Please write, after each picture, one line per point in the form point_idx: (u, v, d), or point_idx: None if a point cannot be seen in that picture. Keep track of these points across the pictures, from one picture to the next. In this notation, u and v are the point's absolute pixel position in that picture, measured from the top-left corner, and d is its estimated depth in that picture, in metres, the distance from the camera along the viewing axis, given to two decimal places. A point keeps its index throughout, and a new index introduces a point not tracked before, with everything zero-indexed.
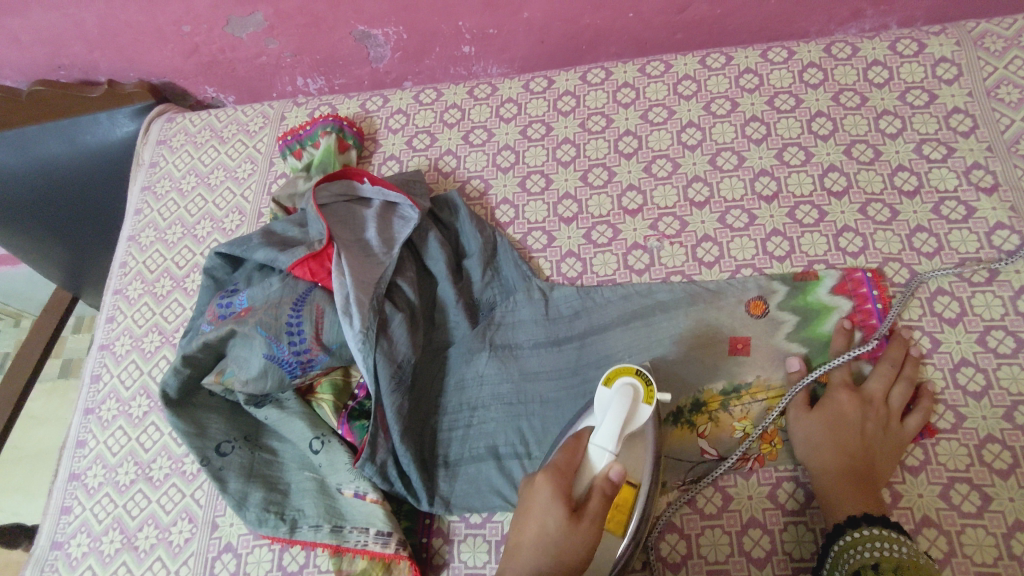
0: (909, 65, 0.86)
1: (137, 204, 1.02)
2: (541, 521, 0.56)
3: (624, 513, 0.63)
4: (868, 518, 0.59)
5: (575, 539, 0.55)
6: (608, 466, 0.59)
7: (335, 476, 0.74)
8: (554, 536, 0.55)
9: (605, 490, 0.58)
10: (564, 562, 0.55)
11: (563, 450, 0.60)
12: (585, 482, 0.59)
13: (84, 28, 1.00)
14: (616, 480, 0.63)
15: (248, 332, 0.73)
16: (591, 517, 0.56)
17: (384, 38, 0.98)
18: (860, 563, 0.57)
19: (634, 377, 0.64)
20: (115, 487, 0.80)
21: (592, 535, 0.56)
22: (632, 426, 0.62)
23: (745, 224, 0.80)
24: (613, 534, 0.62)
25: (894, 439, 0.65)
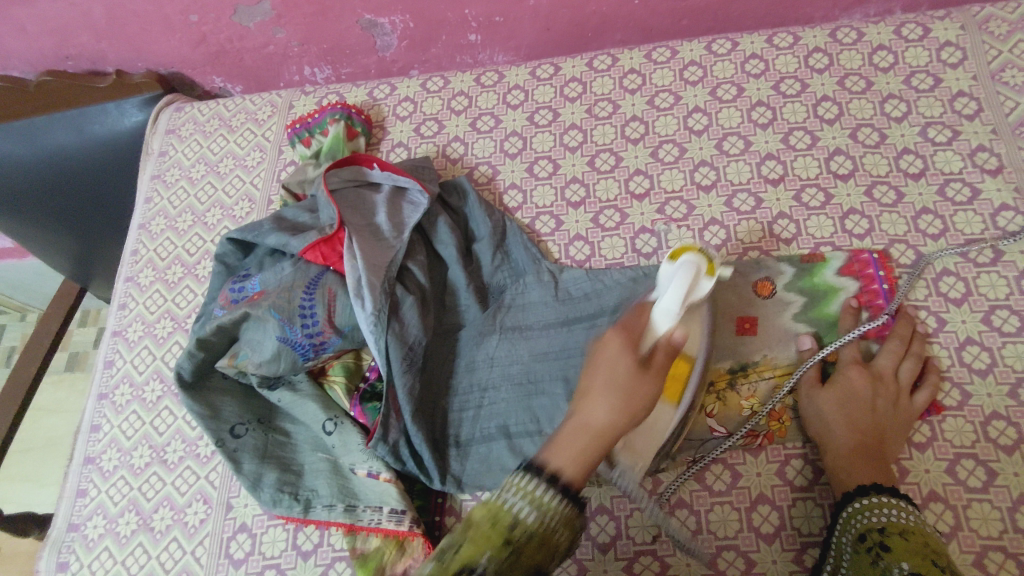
0: (914, 49, 0.87)
1: (147, 193, 1.03)
2: (610, 367, 0.58)
3: (680, 381, 0.67)
4: (877, 488, 0.60)
5: (642, 390, 0.57)
6: (670, 328, 0.62)
7: (348, 457, 0.75)
8: (624, 380, 0.57)
9: (671, 349, 0.59)
10: (634, 402, 0.57)
11: (603, 369, 0.59)
12: (650, 344, 0.62)
13: (92, 18, 1.01)
14: (649, 428, 0.67)
15: (261, 315, 0.74)
16: (658, 367, 0.59)
17: (391, 27, 0.99)
18: (866, 528, 0.58)
19: (697, 255, 0.64)
20: (130, 470, 0.81)
21: (658, 386, 0.58)
22: (694, 296, 0.64)
23: (752, 207, 0.81)
24: (669, 403, 0.67)
25: (904, 415, 0.66)
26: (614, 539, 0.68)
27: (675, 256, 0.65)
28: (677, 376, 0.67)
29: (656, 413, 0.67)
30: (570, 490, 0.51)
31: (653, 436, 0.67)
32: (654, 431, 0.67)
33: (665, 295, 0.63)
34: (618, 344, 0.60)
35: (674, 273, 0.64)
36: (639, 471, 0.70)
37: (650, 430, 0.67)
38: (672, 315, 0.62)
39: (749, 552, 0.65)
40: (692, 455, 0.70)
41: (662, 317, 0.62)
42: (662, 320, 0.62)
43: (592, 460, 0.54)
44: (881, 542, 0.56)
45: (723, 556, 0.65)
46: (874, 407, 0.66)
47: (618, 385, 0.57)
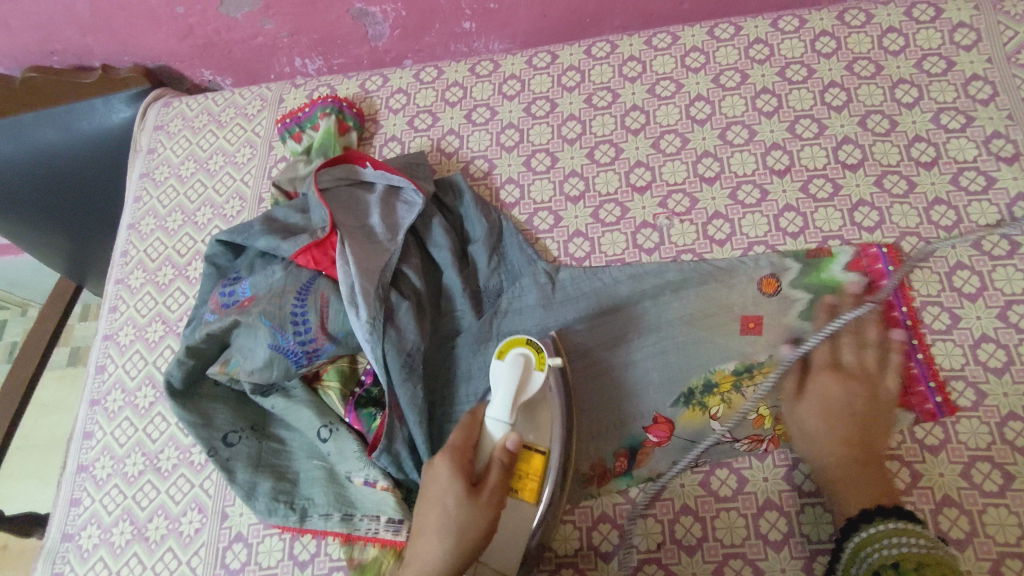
0: (926, 31, 0.83)
1: (136, 191, 1.00)
2: (440, 505, 0.59)
3: (534, 483, 0.64)
4: (884, 513, 0.58)
5: (466, 511, 0.58)
6: (506, 437, 0.62)
7: (344, 465, 0.73)
8: (452, 519, 0.58)
9: (504, 461, 0.61)
10: (464, 538, 0.58)
11: (435, 511, 0.59)
12: (485, 456, 0.62)
13: (75, 12, 0.98)
14: (513, 524, 0.64)
15: (252, 323, 0.72)
16: (490, 492, 0.60)
17: (382, 16, 0.96)
18: (881, 562, 0.56)
19: (525, 347, 0.65)
20: (124, 479, 0.80)
21: (491, 513, 0.59)
22: (525, 394, 0.64)
23: (757, 200, 0.78)
24: (527, 501, 0.64)
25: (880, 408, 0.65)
26: (618, 546, 0.66)
27: (502, 351, 0.65)
28: (529, 478, 0.64)
29: (510, 512, 0.64)
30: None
31: (518, 539, 0.63)
32: (517, 530, 0.63)
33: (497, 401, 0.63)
34: (448, 476, 0.60)
35: (502, 372, 0.63)
36: (641, 477, 0.68)
37: (510, 532, 0.63)
38: (505, 427, 0.62)
39: (757, 560, 0.63)
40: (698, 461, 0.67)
41: (494, 424, 0.62)
42: (493, 429, 0.62)
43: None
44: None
45: (729, 565, 0.63)
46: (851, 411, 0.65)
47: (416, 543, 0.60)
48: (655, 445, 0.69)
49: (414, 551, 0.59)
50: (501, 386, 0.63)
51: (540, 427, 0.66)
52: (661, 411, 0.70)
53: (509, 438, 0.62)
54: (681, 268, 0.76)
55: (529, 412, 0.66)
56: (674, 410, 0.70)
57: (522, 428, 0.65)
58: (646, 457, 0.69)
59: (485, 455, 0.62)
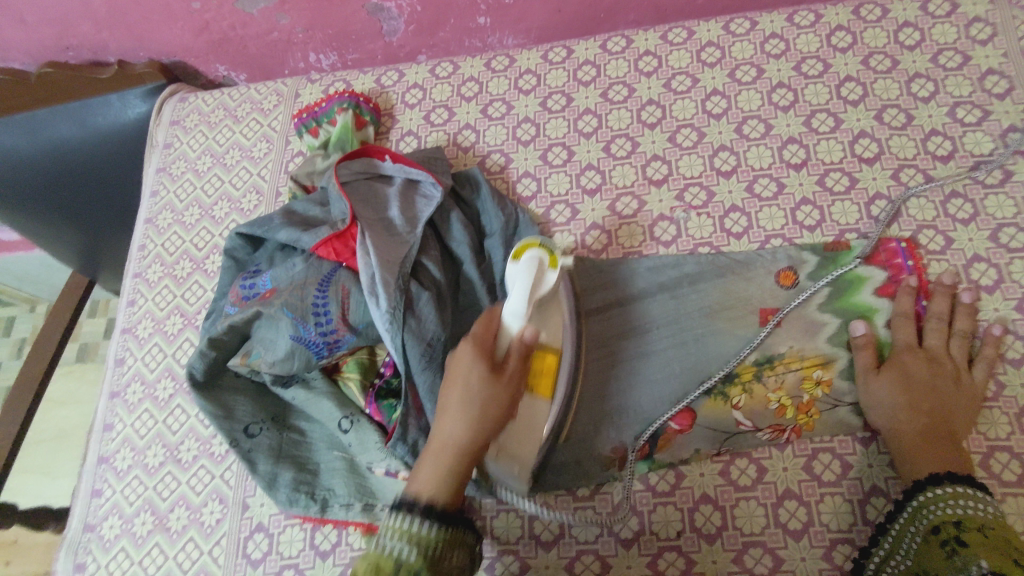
0: (941, 25, 0.84)
1: (152, 186, 1.01)
2: (464, 386, 0.61)
3: (548, 379, 0.68)
4: (954, 476, 0.59)
5: (487, 387, 0.61)
6: (524, 325, 0.65)
7: (365, 455, 0.73)
8: (478, 392, 0.61)
9: (524, 344, 0.64)
10: (483, 422, 0.60)
11: (461, 383, 0.62)
12: (506, 342, 0.65)
13: (92, 7, 0.99)
14: (524, 424, 0.67)
15: (274, 314, 0.72)
16: (511, 373, 0.63)
17: (397, 11, 0.96)
18: (940, 520, 0.57)
19: (539, 249, 0.70)
20: (144, 470, 0.81)
21: (507, 386, 0.62)
22: (542, 289, 0.68)
23: (774, 193, 0.79)
24: (542, 398, 0.67)
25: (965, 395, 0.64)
26: (637, 534, 0.67)
27: (519, 254, 0.70)
28: (542, 371, 0.68)
29: (523, 411, 0.67)
30: (445, 515, 0.56)
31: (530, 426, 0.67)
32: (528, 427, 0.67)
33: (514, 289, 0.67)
34: (470, 356, 0.62)
35: (519, 271, 0.68)
36: (662, 462, 0.69)
37: (525, 426, 0.67)
38: (523, 318, 0.65)
39: (777, 548, 0.64)
40: (717, 449, 0.68)
41: (512, 314, 0.65)
42: (513, 322, 0.65)
43: (457, 475, 0.59)
44: (957, 536, 0.55)
45: (749, 553, 0.64)
46: (930, 391, 0.64)
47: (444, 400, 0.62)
48: (676, 432, 0.69)
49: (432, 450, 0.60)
50: (518, 284, 0.67)
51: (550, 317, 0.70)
52: (682, 399, 0.70)
53: (528, 330, 0.65)
54: (698, 261, 0.77)
55: (541, 312, 0.69)
56: (696, 398, 0.70)
57: (538, 323, 0.69)
58: (666, 442, 0.69)
59: (505, 341, 0.65)
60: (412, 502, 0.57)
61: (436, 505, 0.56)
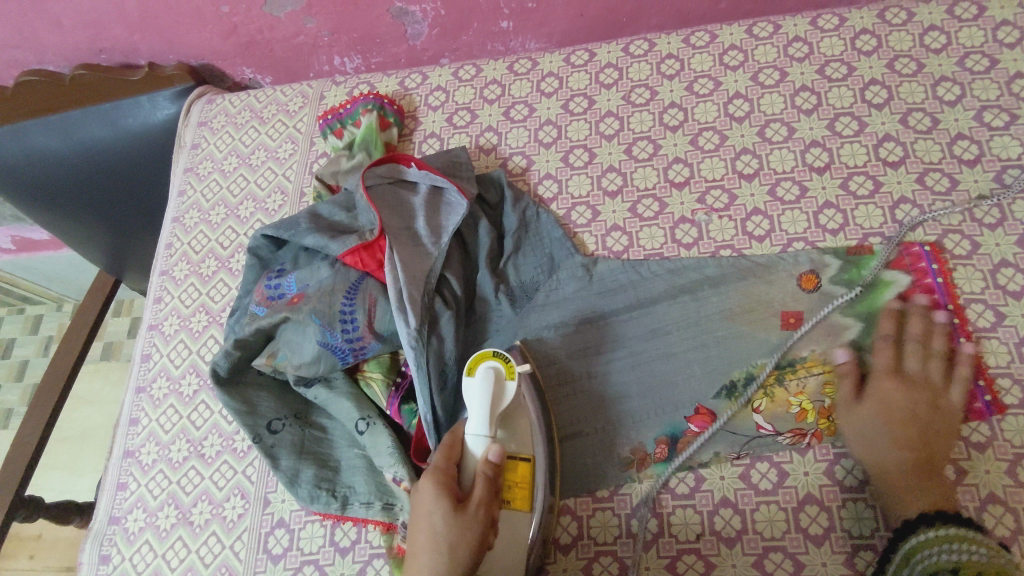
0: (968, 29, 0.83)
1: (180, 185, 1.03)
2: (429, 523, 0.61)
3: (524, 489, 0.66)
4: (944, 518, 0.59)
5: (454, 517, 0.61)
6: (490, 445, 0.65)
7: (377, 460, 0.73)
8: (442, 534, 0.60)
9: (488, 472, 0.63)
10: (454, 552, 0.59)
11: (426, 526, 0.61)
12: (469, 474, 0.65)
13: (124, 11, 1.01)
14: (512, 548, 0.64)
15: (302, 320, 0.74)
16: (474, 507, 0.61)
17: (422, 14, 0.97)
18: (936, 565, 0.57)
19: (493, 359, 0.69)
20: (169, 464, 0.82)
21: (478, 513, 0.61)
22: (502, 402, 0.67)
23: (797, 196, 0.78)
24: (520, 510, 0.65)
25: (914, 433, 0.63)
26: (657, 536, 0.67)
27: (473, 368, 0.69)
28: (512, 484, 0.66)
29: (504, 525, 0.65)
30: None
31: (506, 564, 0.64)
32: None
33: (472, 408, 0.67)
34: (433, 493, 0.62)
35: (474, 386, 0.67)
36: (682, 465, 0.69)
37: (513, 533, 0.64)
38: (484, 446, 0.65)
39: (797, 553, 0.63)
40: (738, 452, 0.68)
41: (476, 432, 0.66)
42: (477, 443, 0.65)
43: None
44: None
45: (769, 558, 0.64)
46: (881, 431, 0.64)
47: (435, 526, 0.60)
48: (696, 435, 0.69)
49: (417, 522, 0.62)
50: (476, 399, 0.67)
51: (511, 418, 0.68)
52: (703, 402, 0.71)
53: (491, 450, 0.65)
54: (719, 264, 0.76)
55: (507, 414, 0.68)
56: (715, 402, 0.70)
57: (502, 437, 0.68)
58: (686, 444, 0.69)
59: (470, 470, 0.65)
60: None
61: None
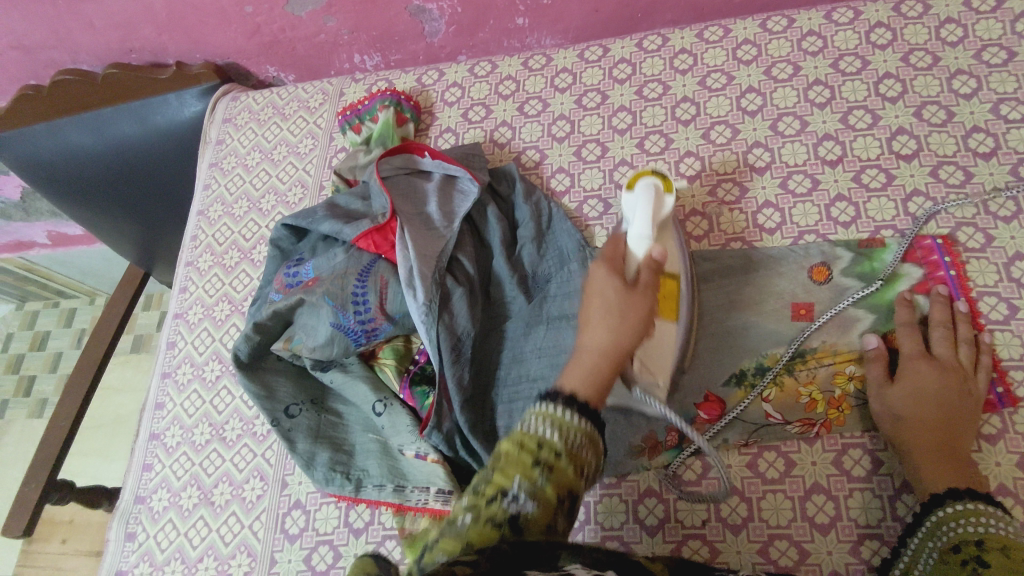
0: (986, 21, 0.82)
1: (205, 179, 1.06)
2: (601, 295, 0.61)
3: (673, 301, 0.70)
4: (972, 498, 0.57)
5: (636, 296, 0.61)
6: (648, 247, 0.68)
7: (397, 438, 0.76)
8: (616, 301, 0.60)
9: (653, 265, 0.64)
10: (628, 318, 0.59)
11: (597, 296, 0.61)
12: (634, 265, 0.67)
13: (153, 12, 1.04)
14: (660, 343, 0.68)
15: (316, 302, 0.76)
16: (644, 285, 0.62)
17: (439, 12, 0.99)
18: (960, 536, 0.55)
19: (653, 177, 0.74)
20: (192, 447, 0.85)
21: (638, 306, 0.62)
22: (661, 212, 0.72)
23: (808, 189, 0.79)
24: (669, 321, 0.69)
25: (940, 410, 0.62)
26: (662, 522, 0.68)
27: (632, 185, 0.75)
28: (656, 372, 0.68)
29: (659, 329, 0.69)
30: (587, 408, 0.50)
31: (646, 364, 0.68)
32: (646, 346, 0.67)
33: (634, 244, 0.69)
34: (606, 272, 0.63)
35: (637, 198, 0.72)
36: (691, 451, 0.69)
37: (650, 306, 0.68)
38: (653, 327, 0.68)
39: (803, 541, 0.64)
40: (747, 439, 0.68)
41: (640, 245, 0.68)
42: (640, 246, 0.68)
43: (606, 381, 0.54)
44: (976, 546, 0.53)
45: (775, 545, 0.64)
46: (907, 415, 0.63)
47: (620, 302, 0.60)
48: (706, 422, 0.70)
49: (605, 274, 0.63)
50: (640, 209, 0.71)
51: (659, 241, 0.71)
52: (712, 389, 0.71)
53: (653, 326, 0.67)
54: (730, 257, 0.77)
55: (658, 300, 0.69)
56: (725, 390, 0.71)
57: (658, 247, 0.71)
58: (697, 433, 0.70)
59: (634, 263, 0.67)
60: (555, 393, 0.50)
61: (578, 398, 0.50)
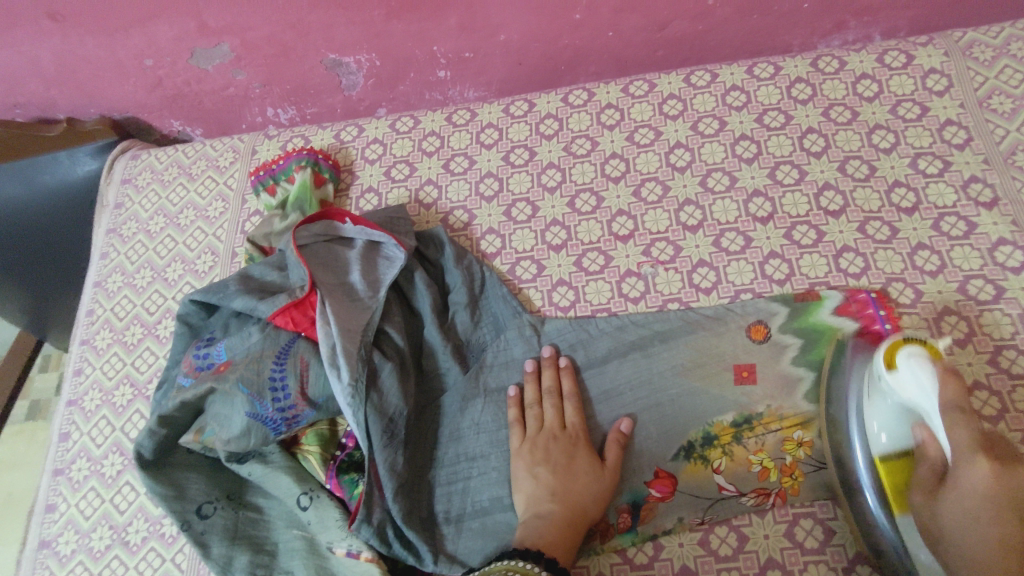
0: (898, 77, 0.85)
1: (102, 248, 0.97)
2: (961, 505, 0.53)
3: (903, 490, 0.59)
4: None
5: (583, 471, 0.66)
6: (936, 437, 0.58)
7: (325, 534, 0.69)
8: (979, 497, 0.53)
9: (621, 440, 0.68)
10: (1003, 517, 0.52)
11: (958, 490, 0.54)
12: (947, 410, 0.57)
13: (39, 65, 0.96)
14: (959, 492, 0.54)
15: (228, 390, 0.68)
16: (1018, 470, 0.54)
17: (357, 65, 0.96)
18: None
19: (914, 348, 0.61)
20: (89, 554, 0.75)
21: (609, 485, 0.66)
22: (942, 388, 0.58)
23: (742, 246, 0.78)
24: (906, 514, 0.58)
25: (957, 437, 0.55)
26: None
27: (892, 361, 0.61)
28: (886, 479, 0.60)
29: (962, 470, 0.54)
30: (551, 563, 0.59)
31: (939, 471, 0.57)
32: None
33: (909, 403, 0.59)
34: (970, 447, 0.55)
35: (906, 371, 0.59)
36: (645, 534, 0.66)
37: (959, 495, 0.54)
38: (931, 430, 0.58)
39: None
40: (701, 517, 0.66)
41: (874, 442, 0.61)
42: (877, 439, 0.61)
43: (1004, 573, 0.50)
44: None
45: None
46: (952, 438, 0.55)
47: (568, 491, 0.65)
48: (658, 500, 0.67)
49: (538, 444, 0.68)
50: (920, 379, 0.59)
51: (948, 420, 0.56)
52: (661, 465, 0.68)
53: (919, 429, 0.59)
54: (667, 319, 0.75)
55: (940, 486, 0.56)
56: (674, 464, 0.68)
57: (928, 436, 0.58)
58: (649, 513, 0.67)
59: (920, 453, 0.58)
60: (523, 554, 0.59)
61: (543, 554, 0.59)
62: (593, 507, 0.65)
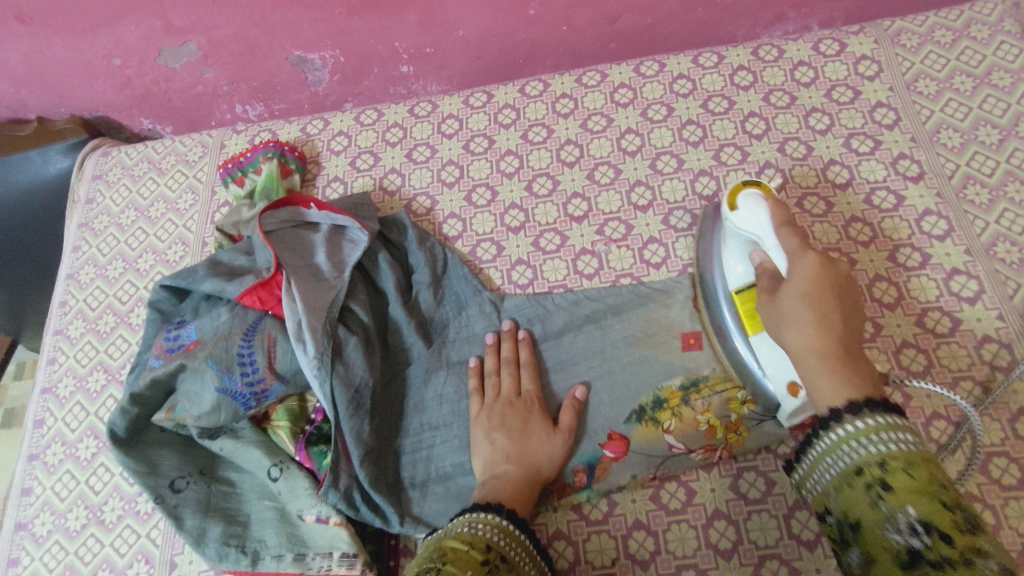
0: (833, 64, 0.90)
1: (74, 241, 0.99)
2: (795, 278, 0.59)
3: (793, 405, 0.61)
4: (870, 406, 0.51)
5: (540, 434, 0.70)
6: (767, 255, 0.65)
7: (296, 503, 0.72)
8: (811, 280, 0.59)
9: (577, 404, 0.72)
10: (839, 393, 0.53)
11: (799, 278, 0.59)
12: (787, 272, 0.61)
13: (9, 66, 0.99)
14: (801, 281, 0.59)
15: (198, 366, 0.71)
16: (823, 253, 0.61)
17: (321, 62, 0.99)
18: (862, 463, 0.49)
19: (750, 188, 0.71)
20: (65, 534, 0.77)
21: (566, 446, 0.69)
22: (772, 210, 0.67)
23: (689, 224, 0.82)
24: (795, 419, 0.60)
25: (849, 377, 0.53)
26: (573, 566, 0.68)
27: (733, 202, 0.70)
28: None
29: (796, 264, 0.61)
30: (513, 516, 0.62)
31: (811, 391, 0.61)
32: (797, 355, 0.57)
33: (781, 333, 0.64)
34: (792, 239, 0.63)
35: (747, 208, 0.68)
36: (601, 490, 0.70)
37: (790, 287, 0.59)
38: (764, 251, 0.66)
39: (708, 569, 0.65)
40: (654, 473, 0.69)
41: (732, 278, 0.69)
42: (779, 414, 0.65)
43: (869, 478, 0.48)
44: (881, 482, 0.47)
45: None
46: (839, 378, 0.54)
47: (525, 453, 0.68)
48: (613, 460, 0.70)
49: (498, 410, 0.72)
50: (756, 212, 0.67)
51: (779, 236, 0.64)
52: (614, 427, 0.71)
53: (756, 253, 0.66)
54: (619, 293, 0.79)
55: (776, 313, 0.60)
56: (627, 426, 0.71)
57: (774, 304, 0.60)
58: (604, 472, 0.70)
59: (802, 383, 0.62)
60: (487, 508, 0.62)
61: (504, 508, 0.62)
62: (549, 467, 0.68)
